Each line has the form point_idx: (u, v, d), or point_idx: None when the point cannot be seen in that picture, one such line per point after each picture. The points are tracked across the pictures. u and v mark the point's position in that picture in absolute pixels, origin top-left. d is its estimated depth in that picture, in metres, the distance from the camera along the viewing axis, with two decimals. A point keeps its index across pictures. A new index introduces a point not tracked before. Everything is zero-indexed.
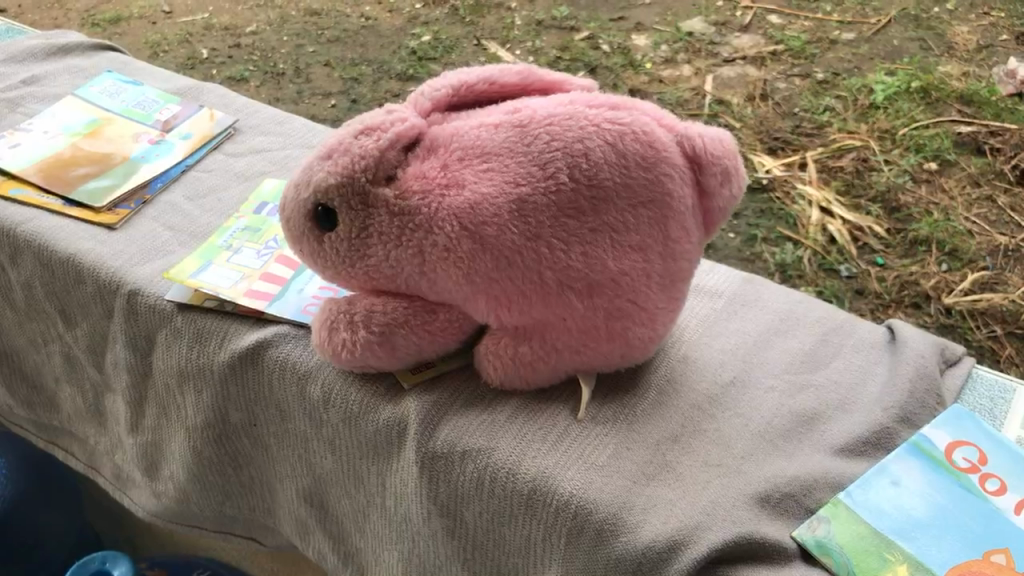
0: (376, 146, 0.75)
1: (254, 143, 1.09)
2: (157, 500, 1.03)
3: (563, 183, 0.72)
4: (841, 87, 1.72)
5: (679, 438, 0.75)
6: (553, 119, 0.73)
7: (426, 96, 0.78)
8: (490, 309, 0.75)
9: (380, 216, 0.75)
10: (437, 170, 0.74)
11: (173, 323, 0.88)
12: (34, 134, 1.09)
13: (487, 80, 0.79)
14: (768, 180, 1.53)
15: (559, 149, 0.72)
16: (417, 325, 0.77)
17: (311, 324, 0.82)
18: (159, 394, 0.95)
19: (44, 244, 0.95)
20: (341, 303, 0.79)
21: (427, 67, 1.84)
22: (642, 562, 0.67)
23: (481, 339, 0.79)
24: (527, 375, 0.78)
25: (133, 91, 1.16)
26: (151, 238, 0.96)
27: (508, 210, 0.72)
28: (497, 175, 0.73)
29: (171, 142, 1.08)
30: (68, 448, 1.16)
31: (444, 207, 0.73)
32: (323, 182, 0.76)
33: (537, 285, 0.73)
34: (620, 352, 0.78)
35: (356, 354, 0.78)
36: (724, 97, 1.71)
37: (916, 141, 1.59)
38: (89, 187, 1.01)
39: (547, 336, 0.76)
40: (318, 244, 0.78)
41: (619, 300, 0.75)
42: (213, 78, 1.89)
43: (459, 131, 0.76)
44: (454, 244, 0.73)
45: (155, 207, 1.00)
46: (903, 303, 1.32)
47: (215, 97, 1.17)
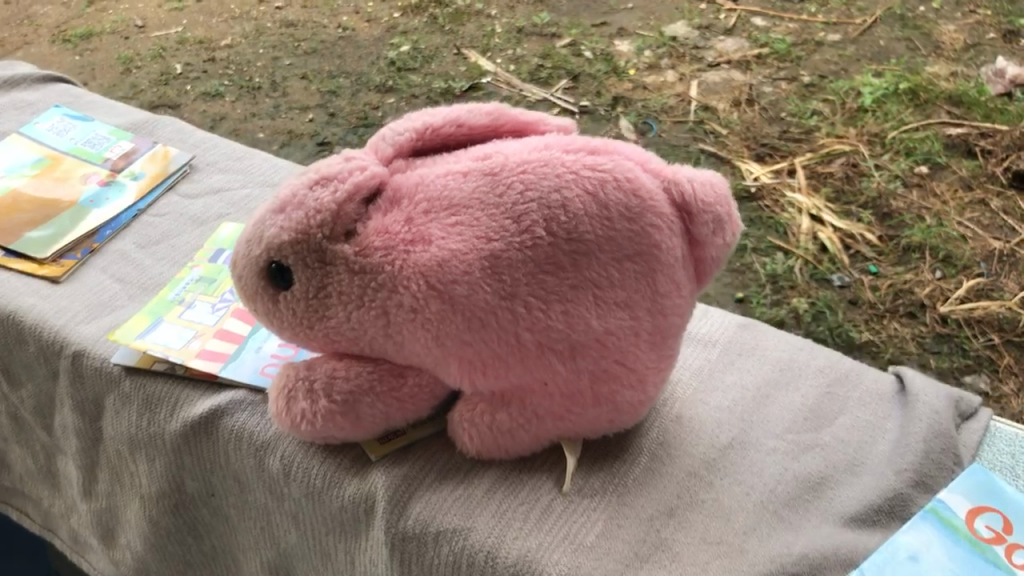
0: (333, 198, 0.68)
1: (212, 182, 1.02)
2: (115, 569, 0.95)
3: (540, 236, 0.65)
4: (828, 90, 1.67)
5: (675, 511, 0.68)
6: (528, 166, 0.67)
7: (388, 141, 0.72)
8: (463, 374, 0.68)
9: (339, 275, 0.68)
10: (401, 225, 0.68)
11: (121, 387, 0.81)
12: None
13: (455, 122, 0.72)
14: (756, 188, 1.48)
15: (535, 200, 0.66)
16: (383, 391, 0.70)
17: (268, 390, 0.75)
18: (111, 461, 0.87)
19: None
20: (299, 368, 0.72)
21: (406, 78, 1.77)
22: None
23: (455, 405, 0.72)
24: (506, 445, 0.71)
25: (83, 127, 1.09)
26: (97, 292, 0.89)
27: (480, 267, 0.65)
28: (467, 229, 0.66)
29: (122, 183, 1.01)
30: (23, 507, 1.07)
31: (409, 265, 0.66)
32: (275, 238, 0.69)
33: (513, 348, 0.66)
34: (608, 416, 0.71)
35: (317, 424, 0.71)
36: (710, 103, 1.66)
37: (905, 145, 1.53)
38: (32, 235, 0.93)
39: (527, 402, 0.69)
40: (273, 304, 0.71)
41: (605, 362, 0.68)
42: (187, 95, 1.80)
43: (425, 180, 0.69)
44: (421, 304, 0.66)
45: (103, 256, 0.93)
46: (897, 313, 1.25)
47: (172, 132, 1.10)
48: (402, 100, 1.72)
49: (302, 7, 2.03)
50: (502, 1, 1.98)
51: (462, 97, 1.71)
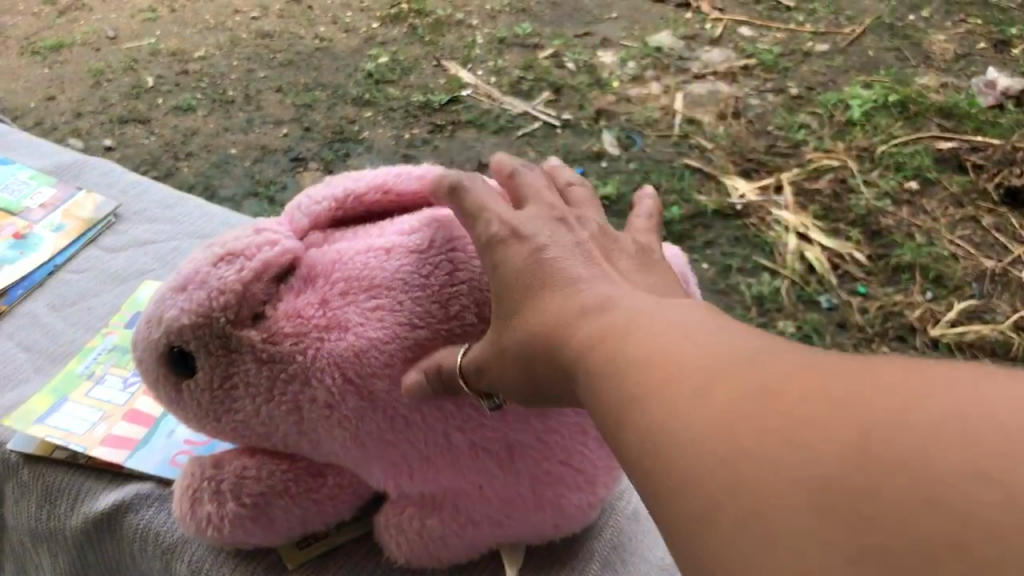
0: (238, 278, 0.58)
1: (138, 233, 0.94)
2: None
3: (470, 324, 0.58)
4: (816, 102, 1.61)
5: None
6: (458, 242, 0.59)
7: (302, 211, 0.63)
8: (388, 476, 0.60)
9: (246, 365, 0.58)
10: (315, 308, 0.58)
11: (19, 477, 0.72)
12: None
13: (380, 187, 0.64)
14: (742, 206, 1.41)
15: (464, 282, 0.58)
16: (298, 493, 0.62)
17: (174, 485, 0.67)
18: (16, 551, 0.79)
19: None
20: (205, 466, 0.63)
21: (385, 92, 1.68)
22: None
23: (382, 506, 0.64)
24: (437, 552, 0.63)
25: (2, 170, 1.00)
26: (0, 363, 0.80)
27: (402, 357, 0.57)
28: (388, 314, 0.57)
29: (39, 235, 0.92)
30: None
31: (322, 354, 0.57)
32: (174, 320, 0.59)
33: (443, 449, 0.58)
34: (553, 521, 0.63)
35: (225, 529, 0.63)
36: (694, 117, 1.59)
37: (894, 160, 1.47)
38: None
39: (461, 507, 0.61)
40: (176, 394, 0.61)
41: (548, 464, 0.60)
42: (158, 108, 1.69)
43: (343, 256, 0.59)
44: (338, 400, 0.57)
45: (12, 319, 0.85)
46: (888, 335, 1.22)
47: (99, 175, 1.01)
48: (379, 114, 1.64)
49: (277, 17, 1.91)
50: (482, 9, 1.89)
51: (440, 111, 1.63)
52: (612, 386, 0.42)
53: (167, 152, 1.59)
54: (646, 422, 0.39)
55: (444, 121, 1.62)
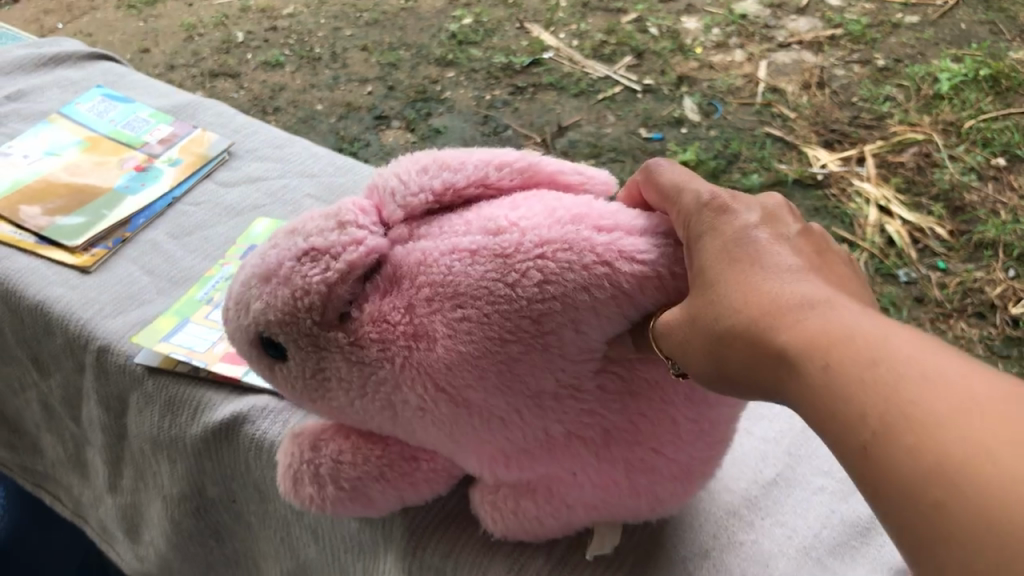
0: (324, 280, 0.55)
1: (251, 170, 0.99)
2: (139, 564, 0.94)
3: (567, 338, 0.52)
4: (903, 75, 1.59)
5: (710, 553, 0.64)
6: (548, 249, 0.52)
7: (398, 201, 0.58)
8: (483, 466, 0.57)
9: (336, 362, 0.56)
10: (401, 312, 0.54)
11: (144, 387, 0.78)
12: (13, 158, 0.99)
13: (480, 182, 0.58)
14: (823, 176, 1.42)
15: (556, 296, 0.51)
16: (394, 477, 0.61)
17: (277, 458, 0.66)
18: (135, 458, 0.85)
19: (11, 289, 0.85)
20: (303, 449, 0.62)
21: (467, 53, 1.72)
22: None
23: (476, 485, 0.62)
24: (533, 529, 0.60)
25: (124, 109, 1.07)
26: (127, 283, 0.86)
27: (496, 370, 0.52)
28: (476, 327, 0.52)
29: (159, 169, 0.98)
30: (56, 494, 1.05)
31: (411, 362, 0.53)
32: (261, 313, 0.56)
33: (542, 442, 0.54)
34: (648, 506, 0.59)
35: (327, 509, 0.62)
36: (778, 86, 1.60)
37: (982, 135, 1.46)
38: (63, 222, 0.91)
39: (558, 492, 0.58)
40: (270, 372, 0.59)
41: (640, 450, 0.56)
42: (247, 64, 1.75)
43: (428, 258, 0.54)
44: (430, 406, 0.54)
45: (135, 245, 0.91)
46: (966, 312, 1.22)
47: (212, 116, 1.07)
48: (461, 75, 1.67)
49: None
50: None
51: (522, 73, 1.66)
52: (854, 401, 0.41)
53: (255, 106, 1.64)
54: (915, 458, 0.38)
55: (526, 83, 1.64)
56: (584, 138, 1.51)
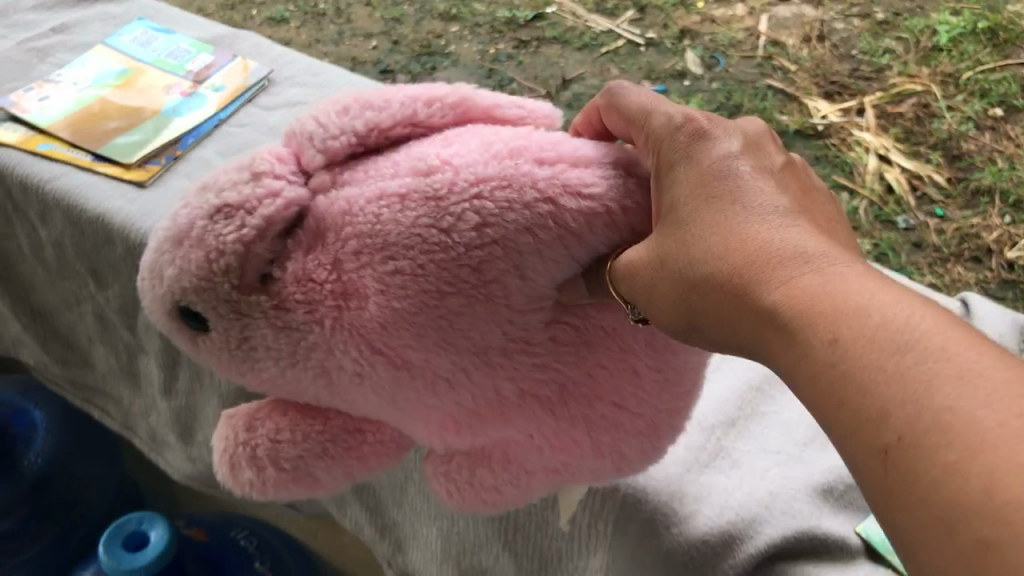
0: (239, 239, 0.56)
1: (288, 95, 1.04)
2: (193, 464, 1.05)
3: (512, 287, 0.54)
4: (902, 28, 1.56)
5: (736, 421, 0.78)
6: (483, 188, 0.53)
7: (316, 145, 0.59)
8: (433, 433, 0.60)
9: (262, 329, 0.57)
10: (327, 270, 0.55)
11: None
12: (62, 85, 1.04)
13: (408, 122, 0.59)
14: (823, 127, 1.41)
15: (495, 241, 0.53)
16: (339, 453, 0.62)
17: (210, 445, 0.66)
18: (191, 361, 0.91)
19: (72, 202, 0.91)
20: (239, 430, 0.62)
21: (470, 7, 1.68)
22: (693, 557, 0.68)
23: (428, 457, 0.64)
24: (491, 500, 0.63)
25: (164, 40, 1.12)
26: (181, 198, 0.90)
27: (436, 327, 0.54)
28: (410, 280, 0.53)
29: (203, 94, 1.04)
30: (104, 408, 1.17)
31: (342, 323, 0.55)
32: (176, 280, 0.57)
33: (494, 402, 0.57)
34: (614, 465, 0.61)
35: (267, 492, 0.62)
36: (779, 38, 1.57)
37: (981, 86, 1.44)
38: (120, 141, 0.96)
39: (513, 457, 0.61)
40: (196, 346, 0.61)
41: (597, 407, 0.58)
42: (252, 20, 1.73)
43: (353, 207, 0.55)
44: (367, 369, 0.56)
45: (186, 163, 0.96)
46: (963, 256, 1.20)
47: (250, 46, 1.12)
48: (465, 30, 1.63)
49: None
50: None
51: (526, 27, 1.62)
52: (878, 395, 0.43)
53: None
54: (966, 488, 0.40)
55: (530, 37, 1.61)
56: (589, 91, 1.47)
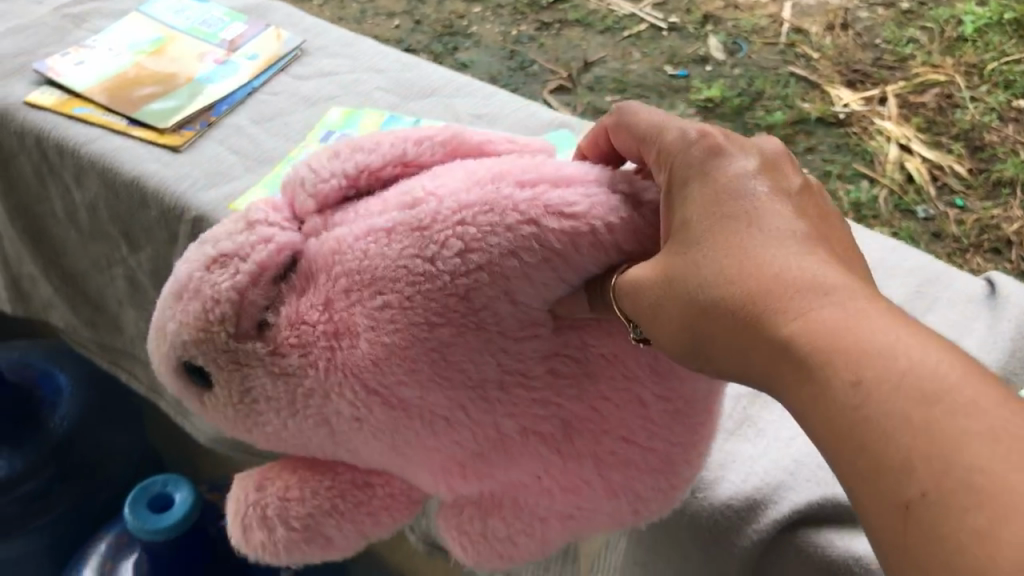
0: (233, 285, 0.58)
1: (321, 65, 1.17)
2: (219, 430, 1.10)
3: (502, 312, 0.56)
4: (927, 17, 1.51)
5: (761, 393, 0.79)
6: (465, 214, 0.56)
7: (308, 189, 0.62)
8: (439, 480, 0.60)
9: (262, 379, 0.58)
10: (319, 310, 0.57)
11: None
12: (101, 50, 1.19)
13: (399, 161, 0.63)
14: (845, 115, 1.34)
15: (480, 266, 0.55)
16: (348, 509, 0.61)
17: (224, 514, 0.65)
18: None
19: (108, 165, 1.02)
20: (250, 490, 0.62)
21: None
22: (718, 520, 0.70)
23: (439, 510, 0.63)
24: (505, 552, 0.62)
25: (199, 11, 1.26)
26: (216, 162, 1.02)
27: (428, 360, 0.56)
28: (398, 313, 0.56)
29: (235, 62, 1.17)
30: (131, 371, 1.23)
31: (336, 364, 0.57)
32: (176, 334, 0.59)
33: (494, 441, 0.58)
34: (631, 507, 0.62)
35: (281, 554, 0.61)
36: (802, 26, 1.50)
37: (1005, 78, 1.39)
38: (153, 107, 1.09)
39: (523, 506, 0.61)
40: (201, 405, 0.62)
41: (608, 440, 0.59)
42: None
43: (342, 245, 0.58)
44: (364, 413, 0.57)
45: (219, 129, 1.08)
46: (983, 248, 1.14)
47: (281, 16, 1.25)
48: (487, 10, 1.56)
49: None
50: None
51: (548, 9, 1.56)
52: (902, 445, 0.43)
53: None
54: (994, 551, 0.39)
55: (552, 19, 1.54)
56: (610, 74, 1.42)
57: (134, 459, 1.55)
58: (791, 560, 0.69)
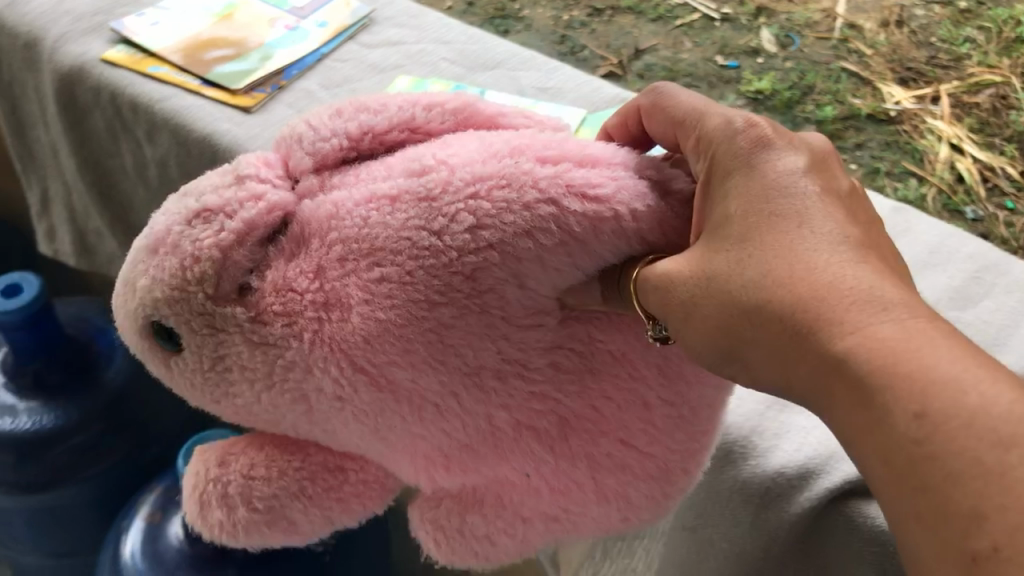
0: (216, 242, 0.59)
1: (388, 35, 1.21)
2: None
3: (509, 296, 0.57)
4: (985, 17, 1.46)
5: None
6: (479, 187, 0.57)
7: (306, 149, 0.64)
8: (420, 470, 0.62)
9: (237, 346, 0.59)
10: (310, 280, 0.58)
11: None
12: (178, 14, 1.25)
13: (406, 126, 0.64)
14: (896, 112, 1.30)
15: (491, 245, 0.56)
16: (317, 493, 0.64)
17: (184, 485, 0.69)
18: None
19: (181, 122, 1.07)
20: (212, 467, 0.66)
21: None
22: (769, 487, 0.74)
23: (415, 504, 0.66)
24: (483, 552, 0.65)
25: None
26: (284, 123, 1.06)
27: (424, 342, 0.57)
28: (397, 289, 0.56)
29: (305, 29, 1.22)
30: None
31: (322, 336, 0.58)
32: (149, 290, 0.61)
33: (485, 434, 0.59)
34: (620, 514, 0.65)
35: (239, 534, 0.65)
36: (856, 22, 1.45)
37: None
38: (224, 69, 1.13)
39: (509, 502, 0.63)
40: (168, 369, 0.64)
41: (607, 441, 0.61)
42: None
43: (340, 210, 0.59)
44: (348, 393, 0.58)
45: (291, 91, 1.12)
46: None
47: None
48: None
49: None
50: None
51: None
52: (972, 488, 0.44)
53: None
54: None
55: (604, 5, 1.52)
56: (660, 62, 1.39)
57: (180, 418, 1.50)
58: (837, 528, 0.71)
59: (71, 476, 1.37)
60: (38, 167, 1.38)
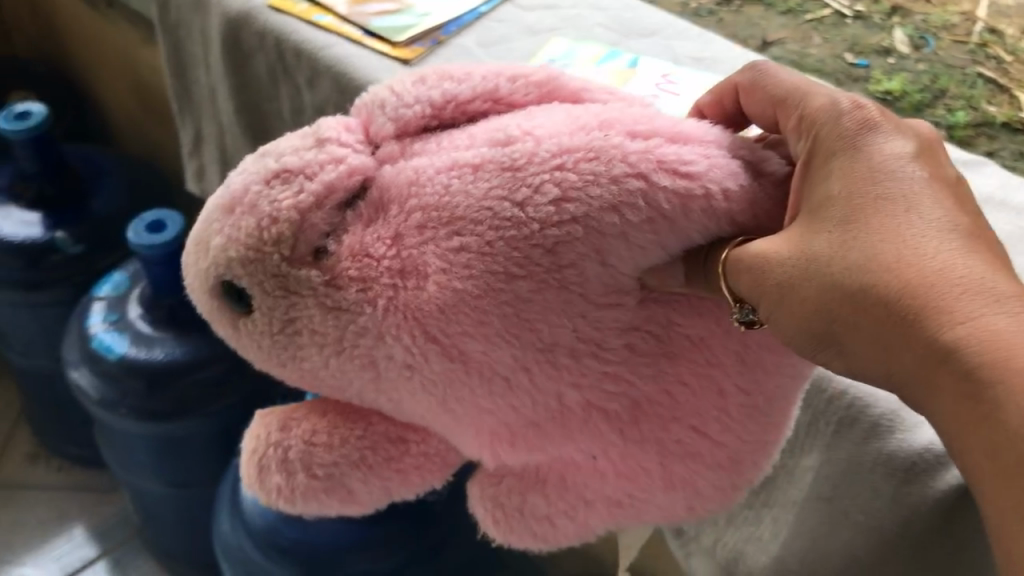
0: (295, 204, 0.60)
1: None
2: None
3: (589, 273, 0.57)
4: None
5: None
6: (567, 160, 0.57)
7: (387, 114, 0.65)
8: (484, 446, 0.62)
9: (309, 309, 0.60)
10: (387, 246, 0.59)
11: None
12: None
13: (490, 96, 0.65)
14: None
15: (575, 219, 0.56)
16: (378, 462, 0.66)
17: (243, 445, 0.70)
18: None
19: (343, 70, 1.09)
20: (273, 431, 0.67)
21: None
22: (916, 462, 0.71)
23: (476, 480, 0.67)
24: (544, 532, 0.65)
25: None
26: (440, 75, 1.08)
27: (500, 316, 0.57)
28: (475, 260, 0.57)
29: None
30: None
31: (397, 303, 0.58)
32: (223, 249, 0.61)
33: (554, 414, 0.59)
34: (685, 503, 0.64)
35: (296, 499, 0.67)
36: (997, 26, 1.39)
37: None
38: (383, 23, 1.15)
39: (571, 483, 0.63)
40: (235, 330, 0.64)
41: (681, 429, 0.61)
42: None
43: (421, 177, 0.59)
44: (419, 361, 0.58)
45: (447, 48, 1.14)
46: None
47: None
48: None
49: None
50: None
51: None
52: None
53: None
54: None
55: None
56: (787, 56, 1.34)
57: None
58: None
59: (191, 410, 1.40)
60: (194, 108, 1.44)
